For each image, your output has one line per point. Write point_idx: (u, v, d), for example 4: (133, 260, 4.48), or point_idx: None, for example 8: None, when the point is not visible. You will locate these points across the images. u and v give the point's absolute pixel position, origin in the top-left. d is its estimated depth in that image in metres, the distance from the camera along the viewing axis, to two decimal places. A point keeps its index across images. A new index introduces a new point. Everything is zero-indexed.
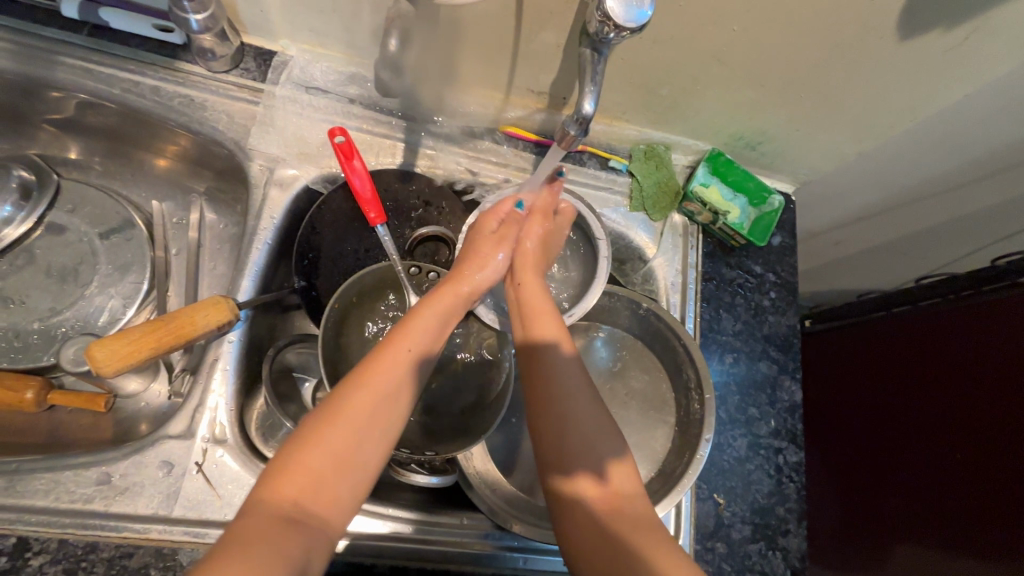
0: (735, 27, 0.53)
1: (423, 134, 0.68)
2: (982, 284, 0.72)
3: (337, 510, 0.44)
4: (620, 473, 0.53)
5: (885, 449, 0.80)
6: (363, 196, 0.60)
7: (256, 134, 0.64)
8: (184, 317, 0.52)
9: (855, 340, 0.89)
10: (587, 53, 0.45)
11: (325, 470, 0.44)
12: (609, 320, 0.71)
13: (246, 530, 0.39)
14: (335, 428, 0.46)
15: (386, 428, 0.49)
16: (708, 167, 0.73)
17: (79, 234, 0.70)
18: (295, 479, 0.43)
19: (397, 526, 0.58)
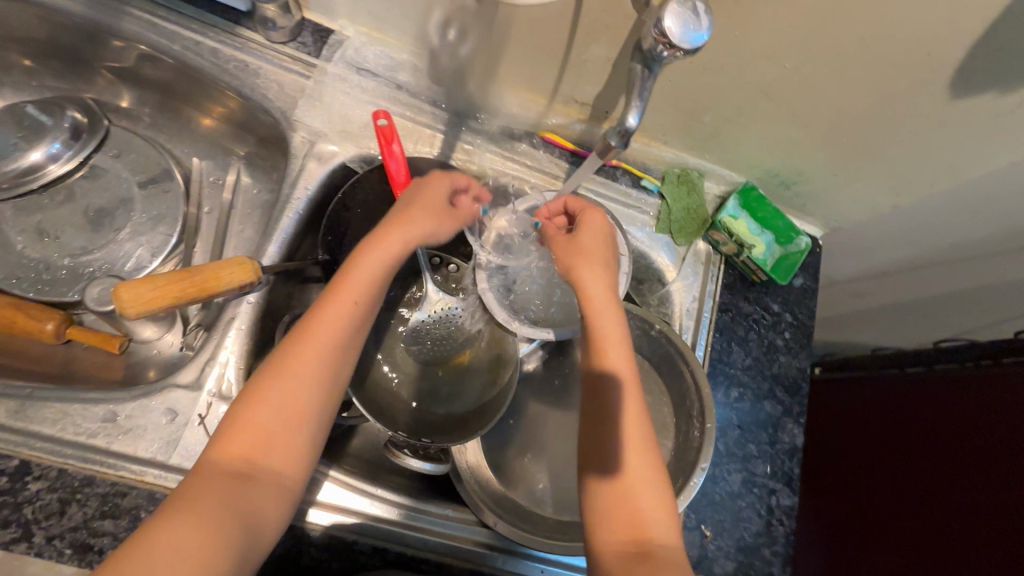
0: (790, 62, 0.53)
1: (464, 129, 0.69)
2: (1003, 355, 0.70)
3: (291, 464, 0.47)
4: (642, 466, 0.50)
5: (891, 528, 0.75)
6: (397, 180, 0.62)
7: (303, 107, 0.65)
8: (210, 272, 0.53)
9: (862, 395, 0.88)
10: (638, 69, 0.45)
11: (274, 424, 0.47)
12: None
13: (193, 486, 0.43)
14: (275, 388, 0.47)
15: (329, 388, 0.50)
16: (740, 200, 0.72)
17: (120, 180, 0.72)
18: (243, 437, 0.46)
19: (377, 504, 0.58)
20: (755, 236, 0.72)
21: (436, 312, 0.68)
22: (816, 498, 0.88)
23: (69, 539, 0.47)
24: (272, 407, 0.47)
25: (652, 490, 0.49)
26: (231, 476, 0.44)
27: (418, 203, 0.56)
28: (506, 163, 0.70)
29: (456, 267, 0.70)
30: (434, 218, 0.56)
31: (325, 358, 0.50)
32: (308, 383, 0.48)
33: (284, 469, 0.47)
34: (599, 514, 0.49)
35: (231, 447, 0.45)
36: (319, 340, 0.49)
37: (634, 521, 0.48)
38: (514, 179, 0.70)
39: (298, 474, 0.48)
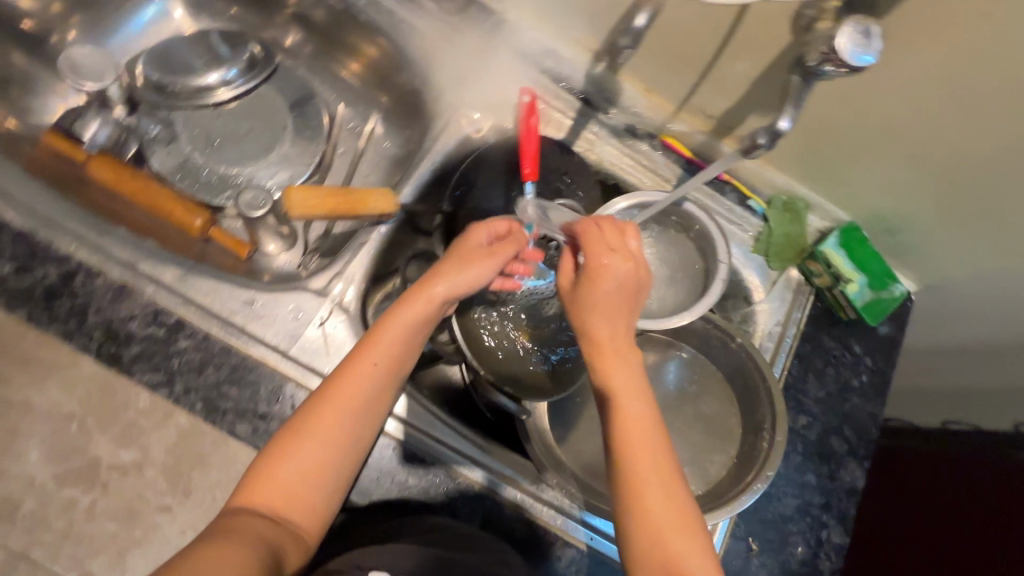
0: (928, 105, 0.56)
1: (591, 120, 0.74)
2: None
3: (311, 520, 0.50)
4: (672, 519, 0.48)
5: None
6: (526, 152, 0.67)
7: (456, 73, 0.71)
8: (359, 194, 0.62)
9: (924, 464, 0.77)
10: (795, 80, 0.48)
11: (303, 476, 0.50)
12: (697, 344, 0.74)
13: (229, 522, 0.46)
14: (305, 445, 0.50)
15: (352, 446, 0.52)
16: (840, 238, 0.73)
17: (277, 110, 0.81)
18: (274, 487, 0.49)
19: (449, 432, 0.63)
20: (852, 272, 0.72)
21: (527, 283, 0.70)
22: None
23: (201, 394, 0.54)
24: (301, 460, 0.50)
25: (688, 528, 0.48)
26: (260, 520, 0.48)
27: (466, 253, 0.56)
28: (624, 159, 0.74)
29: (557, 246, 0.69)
30: (474, 269, 0.54)
31: (349, 416, 0.52)
32: (332, 440, 0.51)
33: (305, 523, 0.50)
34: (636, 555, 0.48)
35: (260, 496, 0.49)
36: (349, 399, 0.52)
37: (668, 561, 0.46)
38: (628, 174, 0.74)
39: (316, 529, 0.51)
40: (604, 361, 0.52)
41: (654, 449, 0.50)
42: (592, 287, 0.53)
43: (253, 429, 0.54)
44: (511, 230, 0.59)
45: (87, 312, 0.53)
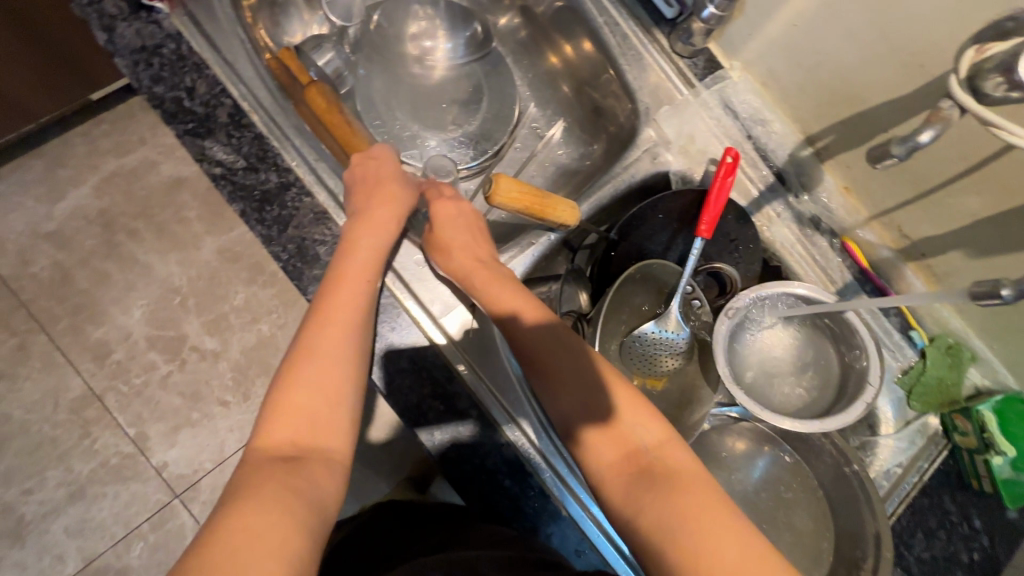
0: (965, 182, 0.58)
1: (778, 199, 0.72)
2: None
3: (334, 438, 0.48)
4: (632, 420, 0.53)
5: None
6: (710, 206, 0.66)
7: (665, 113, 0.72)
8: (552, 202, 0.63)
9: None
10: None
11: (311, 403, 0.48)
12: (806, 455, 0.71)
13: (247, 477, 0.43)
14: (302, 373, 0.49)
15: (351, 353, 0.51)
16: (1000, 404, 0.68)
17: (478, 91, 0.85)
18: (283, 426, 0.47)
19: (518, 414, 0.61)
20: (1005, 443, 0.66)
21: (663, 332, 0.69)
22: None
23: None
24: (304, 386, 0.48)
25: (640, 424, 0.53)
26: (277, 463, 0.44)
27: (388, 179, 0.60)
28: (798, 246, 0.72)
29: (698, 304, 0.71)
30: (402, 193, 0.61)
31: (351, 316, 0.52)
32: (327, 346, 0.50)
33: (329, 442, 0.48)
34: (611, 476, 0.51)
35: (270, 443, 0.46)
36: (338, 308, 0.52)
37: (631, 452, 0.51)
38: (795, 264, 0.72)
39: (341, 445, 0.48)
40: (489, 279, 0.61)
41: (569, 350, 0.57)
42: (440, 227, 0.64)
43: None
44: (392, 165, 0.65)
45: (289, 225, 0.58)
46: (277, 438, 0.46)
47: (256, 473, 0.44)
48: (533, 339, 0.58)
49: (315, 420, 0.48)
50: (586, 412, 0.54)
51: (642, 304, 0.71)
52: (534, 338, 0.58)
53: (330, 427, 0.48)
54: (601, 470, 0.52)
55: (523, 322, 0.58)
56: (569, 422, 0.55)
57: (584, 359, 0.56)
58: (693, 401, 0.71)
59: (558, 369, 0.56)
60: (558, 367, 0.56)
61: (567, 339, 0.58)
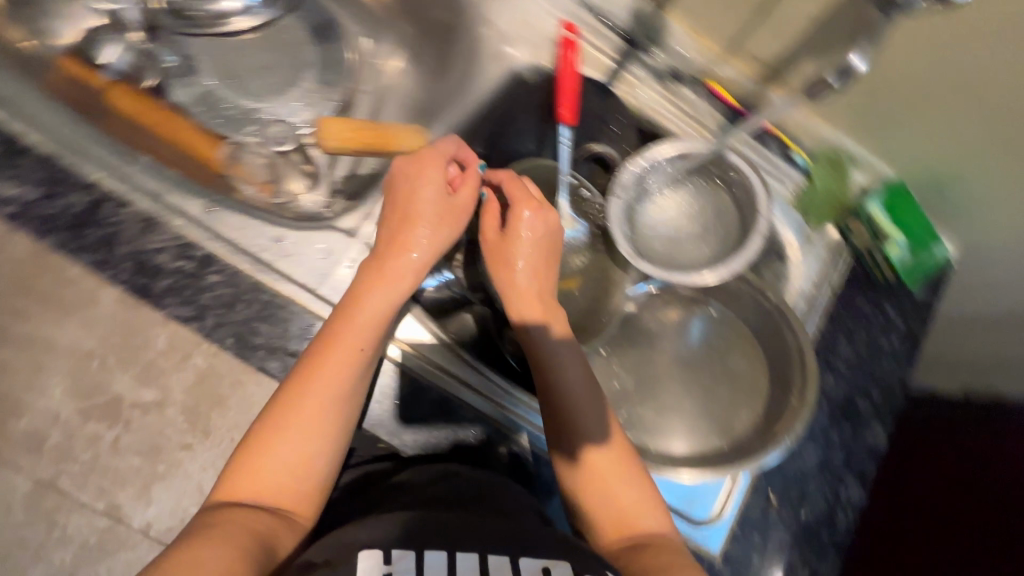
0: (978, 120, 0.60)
1: (633, 62, 0.70)
2: None
3: (303, 505, 0.51)
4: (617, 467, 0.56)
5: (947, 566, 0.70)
6: (564, 87, 0.64)
7: (494, 9, 0.69)
8: (392, 132, 0.60)
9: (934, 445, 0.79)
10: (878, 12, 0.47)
11: (291, 464, 0.50)
12: (727, 303, 0.73)
13: (220, 514, 0.46)
14: (283, 425, 0.50)
15: (337, 428, 0.52)
16: (883, 197, 0.71)
17: (302, 42, 0.77)
18: (252, 472, 0.49)
19: (485, 387, 0.64)
20: (893, 231, 0.70)
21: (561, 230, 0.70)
22: None
23: (233, 329, 0.53)
24: (288, 448, 0.50)
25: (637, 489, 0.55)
26: (244, 509, 0.47)
27: (420, 215, 0.55)
28: (666, 104, 0.71)
29: (588, 193, 0.70)
30: (438, 227, 0.56)
31: (345, 393, 0.52)
32: (311, 411, 0.51)
33: (297, 509, 0.51)
34: (602, 520, 0.54)
35: (244, 489, 0.49)
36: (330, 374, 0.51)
37: (619, 518, 0.54)
38: (667, 122, 0.71)
39: (308, 513, 0.52)
40: (512, 298, 0.58)
41: (585, 383, 0.57)
42: (435, 201, 0.56)
43: (285, 365, 0.54)
44: (465, 160, 0.59)
45: None
46: (248, 482, 0.49)
47: (225, 512, 0.46)
48: (555, 364, 0.57)
49: (287, 483, 0.50)
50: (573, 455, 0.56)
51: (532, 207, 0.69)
52: (554, 360, 0.57)
53: (299, 490, 0.51)
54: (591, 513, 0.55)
55: (546, 338, 0.57)
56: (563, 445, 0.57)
57: (599, 414, 0.56)
58: (608, 288, 0.72)
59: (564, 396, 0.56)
60: (562, 391, 0.56)
61: (586, 374, 0.58)
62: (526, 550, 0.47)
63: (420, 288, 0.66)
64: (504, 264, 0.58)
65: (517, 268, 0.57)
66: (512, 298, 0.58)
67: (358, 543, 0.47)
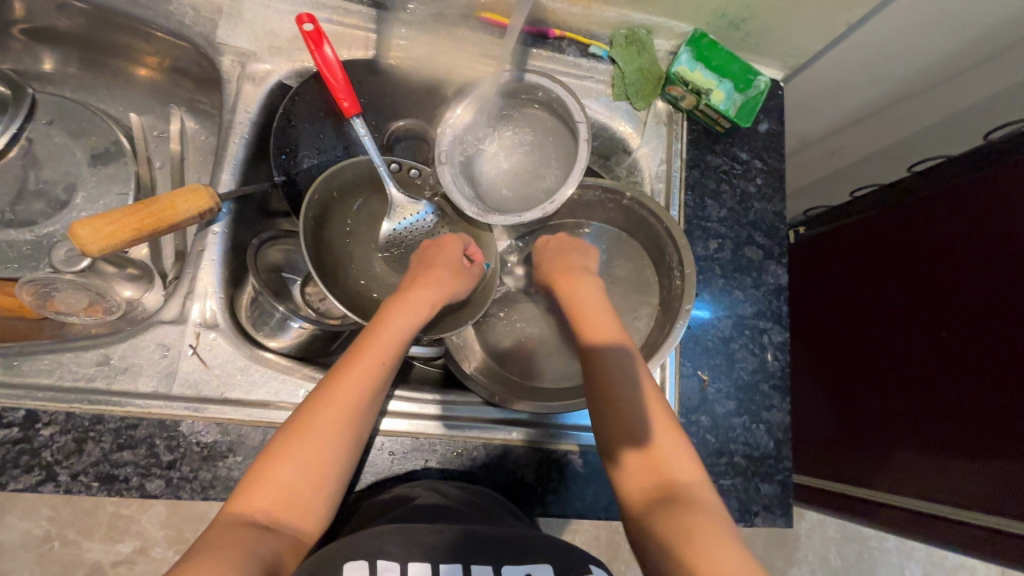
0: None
1: (394, 25, 0.66)
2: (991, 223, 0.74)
3: (310, 519, 0.48)
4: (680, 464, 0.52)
5: (876, 372, 0.87)
6: (335, 84, 0.60)
7: (225, 29, 0.62)
8: (164, 201, 0.52)
9: (871, 264, 0.91)
10: None
11: (304, 475, 0.48)
12: (595, 217, 0.73)
13: (218, 536, 0.43)
14: (300, 441, 0.48)
15: (351, 437, 0.51)
16: (692, 51, 0.71)
17: (59, 148, 0.70)
18: (265, 491, 0.47)
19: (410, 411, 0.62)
20: (710, 82, 0.71)
21: (407, 219, 0.67)
22: (818, 345, 0.99)
23: (93, 473, 0.50)
24: (297, 461, 0.48)
25: (680, 459, 0.52)
26: (252, 525, 0.44)
27: (440, 270, 0.62)
28: (448, 51, 0.67)
29: (418, 171, 0.67)
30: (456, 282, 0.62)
31: (361, 396, 0.51)
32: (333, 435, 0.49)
33: (304, 524, 0.47)
34: (654, 501, 0.50)
35: (253, 504, 0.46)
36: (350, 398, 0.51)
37: (665, 487, 0.51)
38: (459, 70, 0.68)
39: (314, 530, 0.48)
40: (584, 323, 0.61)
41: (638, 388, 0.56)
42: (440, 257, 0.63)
43: (166, 481, 0.51)
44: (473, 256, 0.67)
45: None
46: (260, 501, 0.46)
47: (223, 528, 0.44)
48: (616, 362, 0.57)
49: (298, 497, 0.47)
50: (621, 437, 0.54)
51: (369, 211, 0.67)
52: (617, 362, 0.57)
53: (309, 504, 0.48)
54: (629, 489, 0.52)
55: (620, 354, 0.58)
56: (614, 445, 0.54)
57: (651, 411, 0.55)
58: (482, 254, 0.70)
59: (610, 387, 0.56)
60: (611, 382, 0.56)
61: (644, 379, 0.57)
62: (508, 556, 0.47)
63: (281, 343, 0.60)
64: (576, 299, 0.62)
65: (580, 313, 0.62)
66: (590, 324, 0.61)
67: (342, 555, 0.45)
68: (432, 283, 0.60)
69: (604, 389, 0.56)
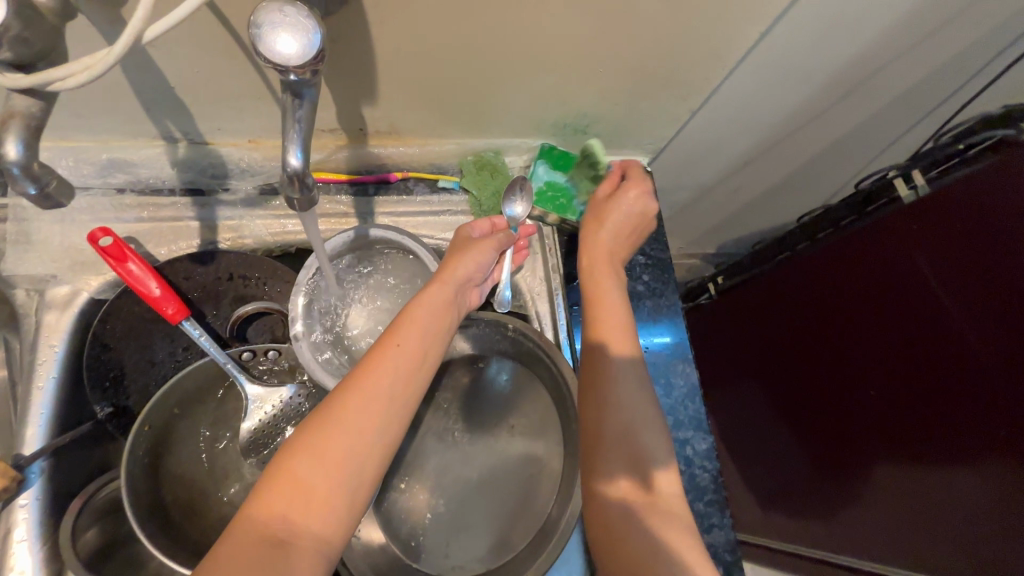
0: (606, 80, 0.60)
1: (218, 206, 0.61)
2: (876, 251, 0.78)
3: (336, 525, 0.39)
4: (669, 484, 0.47)
5: (843, 402, 0.87)
6: (151, 296, 0.53)
7: (12, 258, 0.55)
8: None
9: (793, 309, 0.94)
10: (285, 98, 0.35)
11: (331, 472, 0.40)
12: (493, 353, 0.67)
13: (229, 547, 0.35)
14: (330, 430, 0.41)
15: (391, 429, 0.43)
16: (547, 163, 0.68)
17: None
18: (284, 491, 0.39)
19: None
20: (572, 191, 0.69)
21: (270, 409, 0.58)
22: (775, 389, 1.01)
23: None
24: (329, 451, 0.40)
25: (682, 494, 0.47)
26: (266, 534, 0.37)
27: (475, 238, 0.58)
28: (284, 222, 0.63)
29: (276, 352, 0.61)
30: (479, 252, 0.56)
31: (398, 383, 0.45)
32: (361, 429, 0.42)
33: (331, 531, 0.39)
34: (673, 520, 0.44)
35: (271, 506, 0.38)
36: (378, 388, 0.44)
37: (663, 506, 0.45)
38: (299, 236, 0.63)
39: (342, 539, 0.40)
40: (600, 312, 0.55)
41: (642, 391, 0.50)
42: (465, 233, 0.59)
43: None
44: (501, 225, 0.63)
45: None
46: (278, 504, 0.38)
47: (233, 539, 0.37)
48: (609, 366, 0.51)
49: (324, 497, 0.39)
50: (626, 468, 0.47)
51: (222, 415, 0.59)
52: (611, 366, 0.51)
53: (334, 507, 0.39)
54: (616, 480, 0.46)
55: (613, 361, 0.52)
56: (608, 449, 0.47)
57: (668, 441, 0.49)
58: None
59: (607, 385, 0.50)
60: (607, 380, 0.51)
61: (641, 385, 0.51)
62: None
63: None
64: (609, 282, 0.58)
65: (609, 287, 0.57)
66: (602, 320, 0.54)
67: None
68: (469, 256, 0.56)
69: (594, 395, 0.50)
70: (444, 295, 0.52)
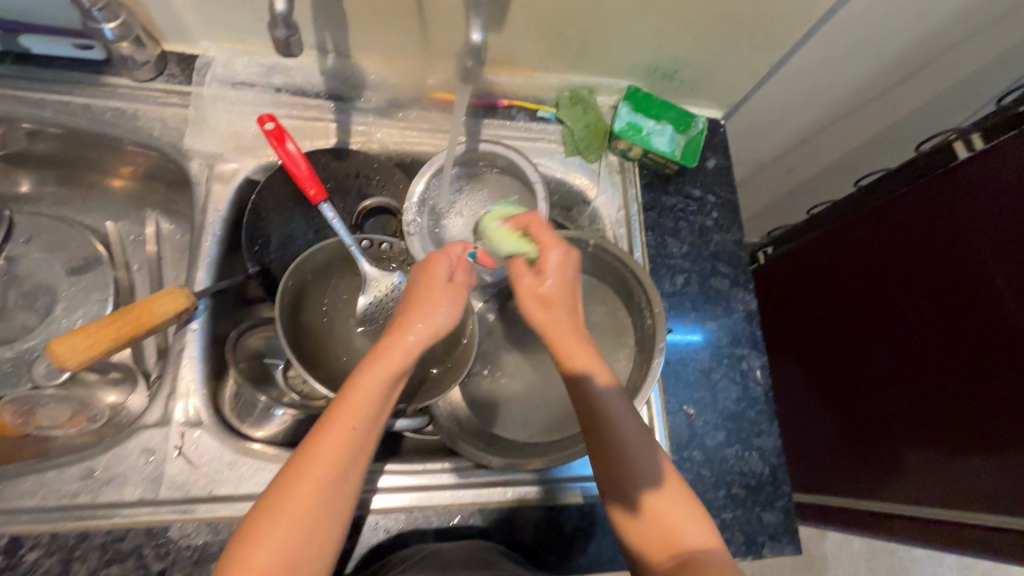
0: (701, 28, 0.67)
1: (353, 113, 0.71)
2: (936, 215, 0.83)
3: None
4: (659, 501, 0.50)
5: (883, 366, 0.91)
6: (300, 175, 0.63)
7: (191, 135, 0.66)
8: (140, 307, 0.54)
9: (843, 274, 0.99)
10: None
11: (285, 553, 0.41)
12: None
13: None
14: (278, 513, 0.42)
15: (339, 503, 0.44)
16: (631, 104, 0.74)
17: (38, 264, 0.71)
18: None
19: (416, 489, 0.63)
20: (654, 129, 0.74)
21: (384, 291, 0.67)
22: (816, 355, 1.06)
23: None
24: (278, 532, 0.41)
25: (678, 503, 0.50)
26: None
27: (432, 284, 0.53)
28: (404, 132, 0.73)
29: (387, 245, 0.68)
30: (441, 306, 0.51)
31: (346, 458, 0.44)
32: (309, 513, 0.42)
33: None
34: (672, 519, 0.49)
35: None
36: (323, 468, 0.43)
37: (664, 536, 0.49)
38: (416, 147, 0.73)
39: None
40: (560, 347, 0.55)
41: (626, 421, 0.53)
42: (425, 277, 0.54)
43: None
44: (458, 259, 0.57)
45: None
46: None
47: None
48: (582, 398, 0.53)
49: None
50: (623, 489, 0.51)
51: (342, 289, 0.69)
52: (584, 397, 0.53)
53: None
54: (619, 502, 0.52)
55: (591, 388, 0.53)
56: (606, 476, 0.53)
57: (647, 448, 0.52)
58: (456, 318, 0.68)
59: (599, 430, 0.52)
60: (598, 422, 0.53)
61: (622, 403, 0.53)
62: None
63: (267, 432, 0.61)
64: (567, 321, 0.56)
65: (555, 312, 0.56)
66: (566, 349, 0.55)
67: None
68: (432, 312, 0.51)
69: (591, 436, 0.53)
70: (391, 367, 0.48)
